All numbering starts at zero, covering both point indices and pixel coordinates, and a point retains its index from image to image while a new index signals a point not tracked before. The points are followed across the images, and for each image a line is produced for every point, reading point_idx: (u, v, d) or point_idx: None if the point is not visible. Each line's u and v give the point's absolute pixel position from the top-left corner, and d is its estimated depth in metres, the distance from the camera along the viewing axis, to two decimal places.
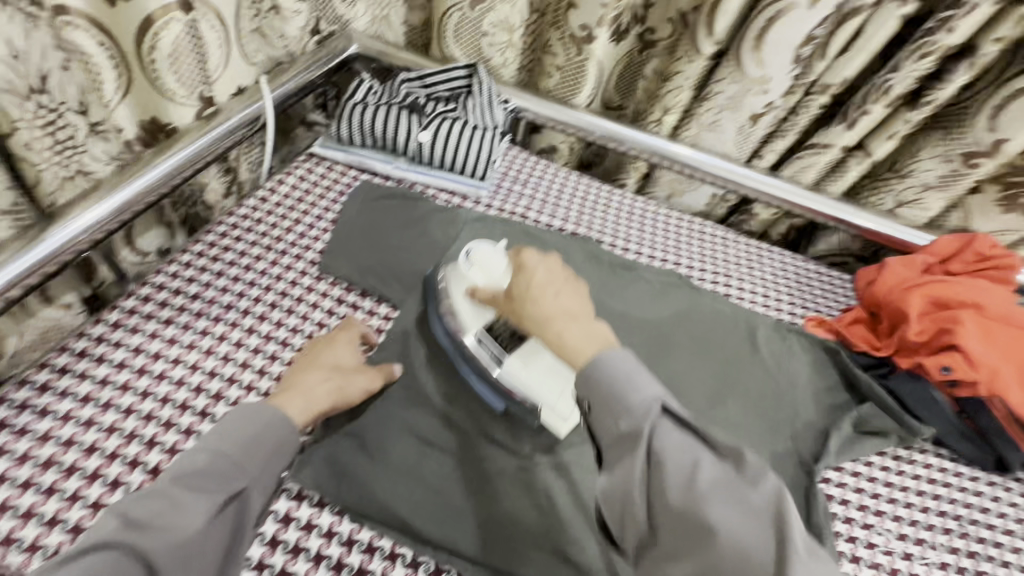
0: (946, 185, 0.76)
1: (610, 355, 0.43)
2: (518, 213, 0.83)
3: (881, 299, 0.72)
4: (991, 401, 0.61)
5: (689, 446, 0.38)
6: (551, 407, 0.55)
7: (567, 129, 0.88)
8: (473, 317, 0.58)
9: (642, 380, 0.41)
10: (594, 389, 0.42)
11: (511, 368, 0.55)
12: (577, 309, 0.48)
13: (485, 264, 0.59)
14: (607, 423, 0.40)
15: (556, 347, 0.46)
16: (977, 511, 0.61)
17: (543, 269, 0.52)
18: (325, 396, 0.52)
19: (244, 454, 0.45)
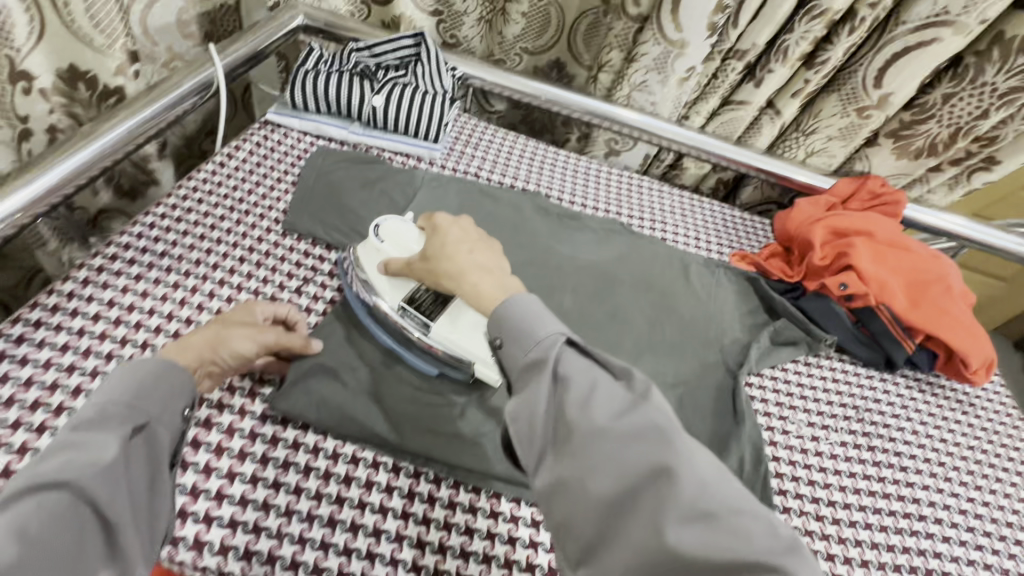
0: (847, 136, 0.87)
1: (520, 302, 0.44)
2: (471, 172, 0.89)
3: (792, 233, 0.83)
4: (879, 308, 0.72)
5: (589, 368, 0.39)
6: (482, 360, 0.57)
7: (515, 95, 0.96)
8: (389, 289, 0.60)
9: (551, 316, 0.42)
10: (504, 327, 0.43)
11: (439, 331, 0.57)
12: (488, 262, 0.50)
13: (394, 237, 0.61)
14: (519, 360, 0.41)
15: (470, 296, 0.48)
16: (871, 400, 0.72)
17: (455, 231, 0.54)
18: (209, 343, 0.51)
19: (138, 397, 0.43)
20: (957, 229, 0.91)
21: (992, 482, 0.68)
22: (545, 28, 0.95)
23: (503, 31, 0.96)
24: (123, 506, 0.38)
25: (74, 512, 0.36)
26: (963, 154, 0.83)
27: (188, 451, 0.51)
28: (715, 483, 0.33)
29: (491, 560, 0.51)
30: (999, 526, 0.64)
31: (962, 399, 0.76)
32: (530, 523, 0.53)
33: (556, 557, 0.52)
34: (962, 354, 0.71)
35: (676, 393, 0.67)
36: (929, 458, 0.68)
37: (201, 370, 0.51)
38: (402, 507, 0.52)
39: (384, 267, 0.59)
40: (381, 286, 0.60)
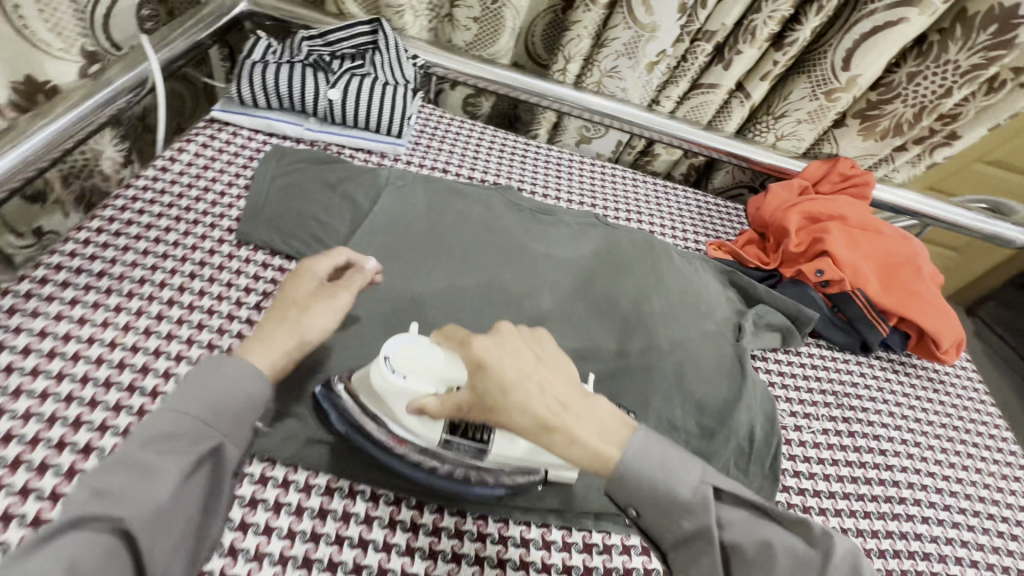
0: (816, 118, 0.85)
1: (639, 442, 0.45)
2: (439, 168, 0.84)
3: (767, 220, 0.83)
4: (854, 293, 0.73)
5: (651, 445, 0.45)
6: (556, 466, 0.52)
7: (480, 83, 0.91)
8: (426, 428, 0.50)
9: (676, 462, 0.44)
10: (638, 494, 0.44)
11: (498, 457, 0.50)
12: (565, 399, 0.46)
13: (413, 368, 0.48)
14: (644, 490, 0.44)
15: (571, 455, 0.44)
16: (848, 384, 0.73)
17: (506, 358, 0.46)
18: (284, 335, 0.49)
19: (209, 413, 0.42)
20: (920, 207, 0.93)
21: (963, 458, 0.70)
22: (498, 32, 0.90)
23: (454, 38, 0.93)
24: (169, 542, 0.39)
25: (124, 546, 0.37)
26: (927, 134, 0.84)
27: None
28: None
29: None
30: (972, 501, 0.66)
31: (932, 377, 0.78)
32: (519, 543, 0.52)
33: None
34: (933, 335, 0.72)
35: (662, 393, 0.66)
36: (905, 439, 0.70)
37: (290, 358, 0.48)
38: (384, 538, 0.49)
39: (415, 407, 0.48)
40: (410, 422, 0.50)
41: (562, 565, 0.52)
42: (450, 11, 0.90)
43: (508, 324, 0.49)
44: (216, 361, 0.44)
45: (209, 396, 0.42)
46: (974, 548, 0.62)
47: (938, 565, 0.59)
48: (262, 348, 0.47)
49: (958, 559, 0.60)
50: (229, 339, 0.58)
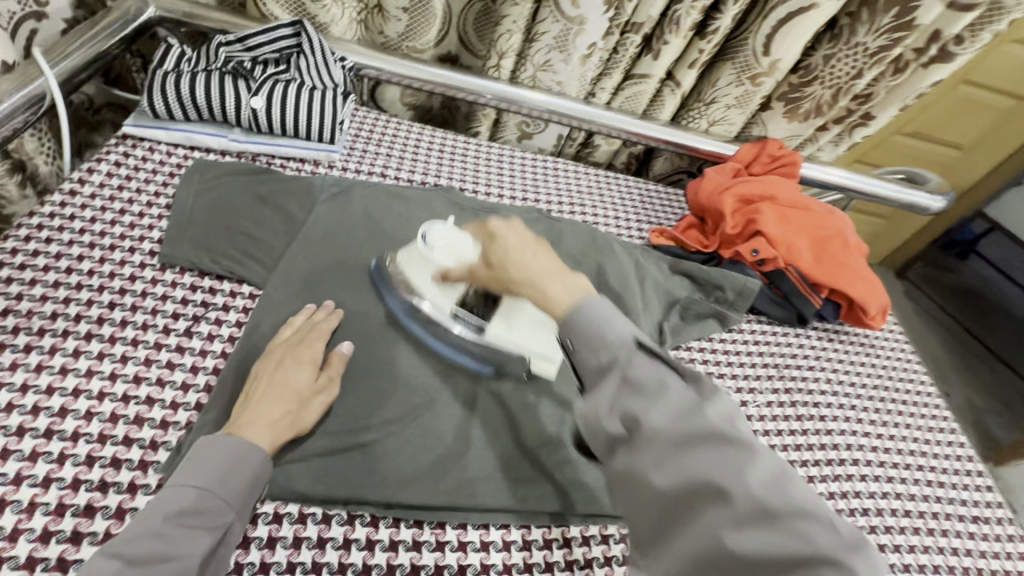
0: (743, 103, 0.89)
1: (592, 301, 0.46)
2: (377, 172, 0.82)
3: (704, 204, 0.85)
4: (787, 269, 0.76)
5: (660, 373, 0.41)
6: (539, 354, 0.61)
7: (415, 82, 0.89)
8: (444, 299, 0.61)
9: (618, 317, 0.45)
10: (574, 330, 0.45)
11: (497, 332, 0.60)
12: (547, 268, 0.51)
13: (447, 244, 0.60)
14: (591, 359, 0.43)
15: (540, 301, 0.49)
16: (788, 357, 0.77)
17: (512, 237, 0.54)
18: (276, 413, 0.51)
19: (225, 488, 0.45)
20: (846, 183, 0.98)
21: (891, 415, 0.75)
22: (429, 24, 0.88)
23: (386, 31, 0.90)
24: None
25: None
26: (846, 114, 0.88)
27: (70, 548, 0.43)
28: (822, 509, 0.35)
29: None
30: (903, 456, 0.71)
31: (863, 342, 0.83)
32: (479, 548, 0.52)
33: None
34: (861, 303, 0.77)
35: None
36: (841, 403, 0.74)
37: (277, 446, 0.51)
38: (339, 560, 0.49)
39: (441, 276, 0.60)
40: (433, 296, 0.61)
41: (523, 563, 0.52)
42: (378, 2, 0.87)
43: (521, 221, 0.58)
44: (222, 439, 0.47)
45: (224, 471, 0.45)
46: (906, 499, 0.67)
47: (875, 518, 0.64)
48: (254, 426, 0.49)
49: (892, 511, 0.65)
50: (157, 369, 0.54)
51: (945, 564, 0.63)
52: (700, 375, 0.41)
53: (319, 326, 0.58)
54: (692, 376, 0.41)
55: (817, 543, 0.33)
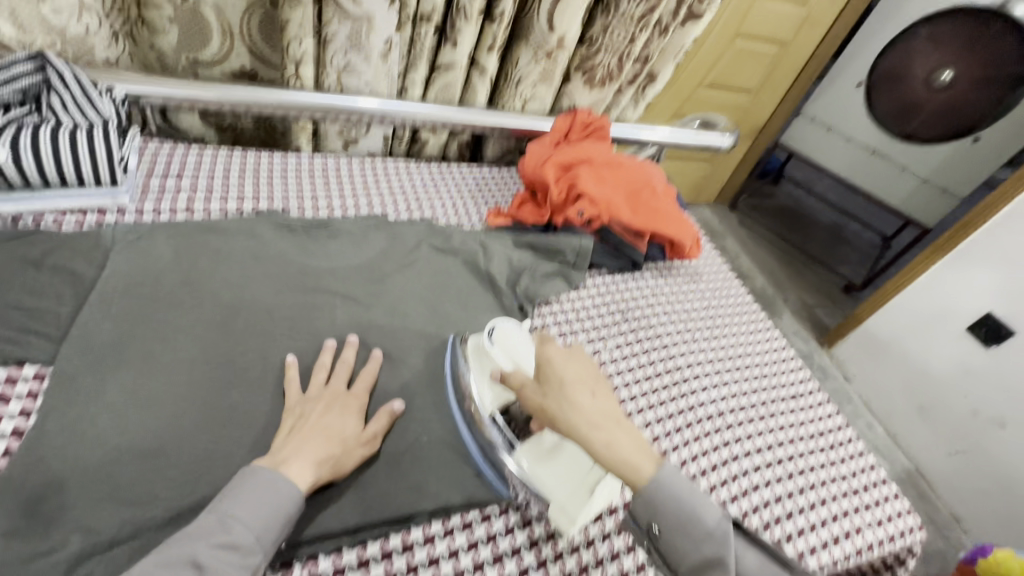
0: (546, 80, 0.94)
1: (664, 473, 0.53)
2: (182, 209, 0.75)
3: (532, 177, 0.90)
4: (610, 224, 0.85)
5: (761, 563, 0.53)
6: (556, 501, 0.59)
7: (210, 105, 0.83)
8: (492, 399, 0.64)
9: (704, 504, 0.53)
10: (660, 515, 0.52)
11: (526, 462, 0.61)
12: (610, 411, 0.56)
13: (509, 346, 0.65)
14: (692, 552, 0.52)
15: (603, 455, 0.53)
16: (630, 300, 0.86)
17: (567, 363, 0.59)
18: (322, 452, 0.53)
19: (263, 514, 0.47)
20: (655, 137, 1.09)
21: (721, 329, 0.87)
22: (206, 35, 0.86)
23: (156, 42, 0.85)
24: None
25: None
26: (636, 76, 0.98)
27: None
28: None
29: None
30: (733, 361, 0.83)
31: (689, 272, 0.95)
32: (356, 566, 0.53)
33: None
34: (677, 240, 0.87)
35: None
36: (679, 330, 0.85)
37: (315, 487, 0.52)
38: None
39: (497, 376, 0.62)
40: (483, 391, 0.64)
41: (407, 566, 0.54)
42: (140, 14, 0.82)
43: (575, 346, 0.62)
44: (268, 472, 0.49)
45: (266, 495, 0.47)
46: (739, 397, 0.78)
47: (718, 420, 0.74)
48: (300, 461, 0.51)
49: (731, 410, 0.76)
50: None
51: (776, 441, 0.75)
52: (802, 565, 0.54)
53: (365, 373, 0.62)
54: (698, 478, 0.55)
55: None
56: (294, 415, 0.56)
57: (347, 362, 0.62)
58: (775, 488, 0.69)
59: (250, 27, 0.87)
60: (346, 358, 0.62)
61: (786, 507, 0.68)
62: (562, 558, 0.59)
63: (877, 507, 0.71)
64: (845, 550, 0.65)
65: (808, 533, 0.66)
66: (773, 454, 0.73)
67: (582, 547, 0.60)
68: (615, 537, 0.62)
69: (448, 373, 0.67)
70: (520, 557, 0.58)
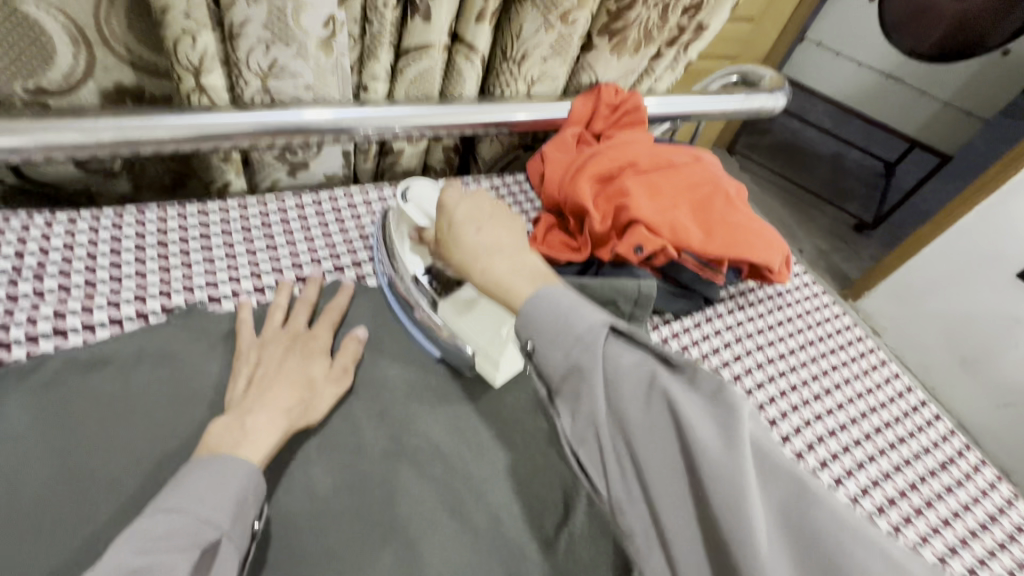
0: (561, 51, 0.68)
1: (552, 290, 0.44)
2: (48, 331, 0.48)
3: (557, 197, 0.66)
4: (681, 258, 0.60)
5: (642, 364, 0.39)
6: (482, 351, 0.55)
7: (74, 153, 0.54)
8: (411, 261, 0.58)
9: (584, 308, 0.42)
10: (531, 322, 0.43)
11: (447, 313, 0.56)
12: (504, 241, 0.51)
13: (422, 202, 0.59)
14: (552, 357, 0.41)
15: (485, 283, 0.48)
16: (719, 364, 0.64)
17: (467, 204, 0.54)
18: (289, 399, 0.48)
19: (210, 505, 0.38)
20: (696, 108, 0.84)
21: (830, 376, 0.67)
22: (44, 45, 0.56)
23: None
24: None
25: None
26: (678, 33, 0.73)
27: None
28: (787, 484, 0.34)
29: None
30: (861, 428, 0.63)
31: (772, 296, 0.73)
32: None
33: None
34: (765, 264, 0.64)
35: (518, 505, 0.51)
36: (784, 393, 0.64)
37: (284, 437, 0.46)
38: None
39: (418, 235, 0.58)
40: (413, 260, 0.58)
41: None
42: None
43: (484, 191, 0.57)
44: (217, 450, 0.42)
45: (212, 482, 0.39)
46: (884, 487, 0.58)
47: None
48: (265, 413, 0.46)
49: (880, 513, 0.56)
50: None
51: (945, 549, 0.55)
52: (694, 360, 0.39)
53: (330, 304, 0.57)
54: (688, 363, 0.39)
55: (852, 559, 0.30)
56: (251, 360, 0.50)
57: (307, 299, 0.56)
58: None
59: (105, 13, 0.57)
60: (306, 296, 0.57)
61: None
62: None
63: None
64: None
65: None
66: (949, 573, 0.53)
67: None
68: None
69: (379, 256, 0.61)
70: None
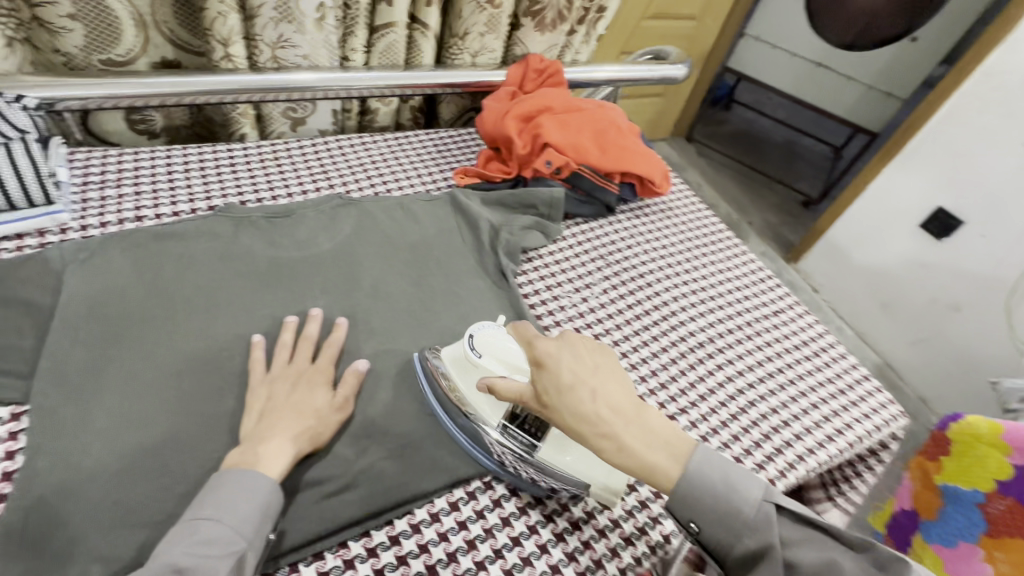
0: (493, 28, 0.91)
1: (699, 467, 0.47)
2: (130, 217, 0.69)
3: (493, 134, 0.88)
4: (581, 170, 0.84)
5: (819, 548, 0.42)
6: (600, 482, 0.54)
7: (138, 102, 0.75)
8: (492, 410, 0.55)
9: (741, 482, 0.46)
10: (697, 508, 0.46)
11: (552, 456, 0.53)
12: (622, 405, 0.48)
13: (496, 352, 0.55)
14: (733, 543, 0.45)
15: (632, 468, 0.46)
16: (609, 245, 0.85)
17: (570, 356, 0.50)
18: (297, 425, 0.50)
19: (239, 521, 0.43)
20: (610, 75, 1.07)
21: (700, 258, 0.88)
22: (115, 27, 0.77)
23: (59, 45, 0.75)
24: None
25: None
26: (585, 13, 0.99)
27: None
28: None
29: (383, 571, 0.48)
30: (716, 288, 0.83)
31: (662, 208, 0.95)
32: (366, 556, 0.49)
33: (449, 542, 0.52)
34: (647, 176, 0.87)
35: None
36: (660, 267, 0.84)
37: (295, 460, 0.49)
38: None
39: (487, 387, 0.52)
40: (481, 404, 0.56)
41: (418, 547, 0.51)
42: (33, 13, 0.72)
43: (570, 332, 0.54)
44: (234, 469, 0.45)
45: (239, 498, 0.44)
46: (726, 320, 0.78)
47: (710, 346, 0.74)
48: (275, 440, 0.48)
49: (720, 335, 0.76)
50: None
51: (765, 357, 0.75)
52: (869, 541, 0.42)
53: (327, 343, 0.59)
54: (854, 540, 0.42)
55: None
56: (261, 398, 0.52)
57: (310, 337, 0.58)
58: (770, 400, 0.69)
59: (160, 7, 0.79)
60: (310, 332, 0.59)
61: (783, 416, 0.68)
62: (591, 546, 0.54)
63: (863, 402, 0.72)
64: (840, 446, 0.66)
65: (807, 436, 0.66)
66: (764, 369, 0.73)
67: (608, 530, 0.56)
68: (627, 496, 0.59)
69: (446, 411, 0.58)
70: (548, 554, 0.53)
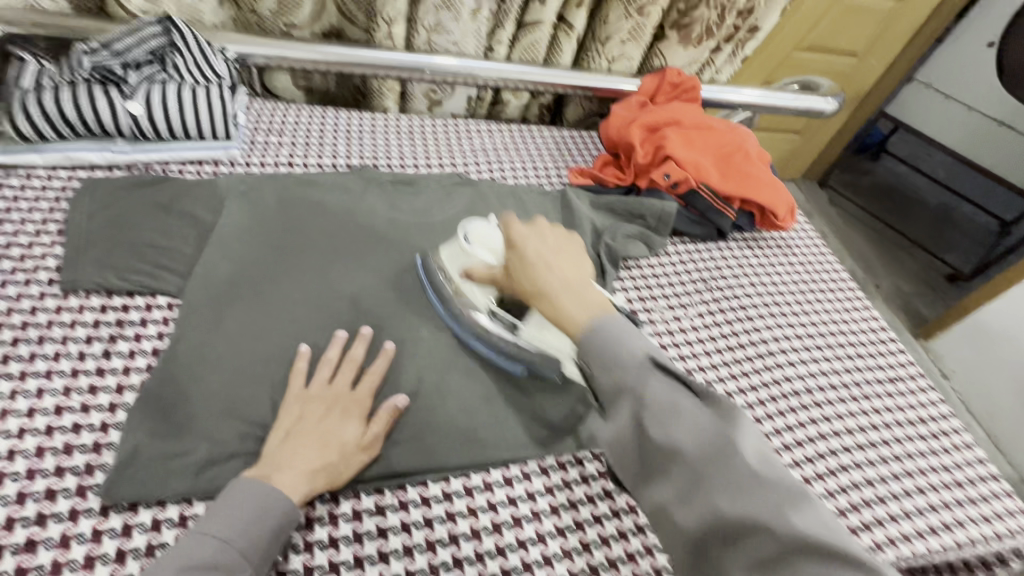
0: (636, 37, 0.92)
1: (608, 322, 0.48)
2: (283, 163, 0.79)
3: (615, 139, 0.88)
4: (699, 188, 0.81)
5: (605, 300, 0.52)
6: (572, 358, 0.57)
7: (308, 66, 0.85)
8: (478, 295, 0.60)
9: (686, 403, 0.42)
10: (591, 351, 0.46)
11: (530, 335, 0.58)
12: (572, 278, 0.54)
13: (485, 239, 0.63)
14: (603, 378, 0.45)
15: (555, 315, 0.51)
16: (713, 269, 0.82)
17: (536, 240, 0.58)
18: (316, 461, 0.49)
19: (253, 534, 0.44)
20: (747, 99, 1.03)
21: (814, 303, 0.81)
22: None
23: (256, 7, 0.87)
24: None
25: None
26: (734, 31, 0.96)
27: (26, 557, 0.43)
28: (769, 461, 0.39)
29: (433, 520, 0.53)
30: (826, 339, 0.77)
31: (779, 243, 0.89)
32: (420, 503, 0.53)
33: (496, 513, 0.54)
34: (770, 207, 0.82)
35: None
36: (766, 302, 0.79)
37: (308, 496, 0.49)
38: (329, 535, 0.50)
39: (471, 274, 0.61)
40: (469, 288, 0.61)
41: (468, 509, 0.54)
42: None
43: (541, 220, 0.62)
44: (251, 485, 0.46)
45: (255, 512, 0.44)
46: (829, 374, 0.72)
47: (806, 396, 0.69)
48: (291, 472, 0.48)
49: (819, 387, 0.70)
50: (79, 397, 0.51)
51: (869, 423, 0.67)
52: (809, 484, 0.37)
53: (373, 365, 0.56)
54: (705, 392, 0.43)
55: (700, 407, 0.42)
56: (291, 417, 0.52)
57: (355, 359, 0.56)
58: (867, 469, 0.63)
59: None
60: (356, 353, 0.57)
61: (879, 491, 0.61)
62: (635, 560, 0.54)
63: (984, 502, 0.62)
64: (944, 541, 0.58)
65: (904, 520, 0.59)
66: (866, 436, 0.66)
67: (655, 550, 0.55)
68: None
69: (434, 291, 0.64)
70: (590, 553, 0.53)
